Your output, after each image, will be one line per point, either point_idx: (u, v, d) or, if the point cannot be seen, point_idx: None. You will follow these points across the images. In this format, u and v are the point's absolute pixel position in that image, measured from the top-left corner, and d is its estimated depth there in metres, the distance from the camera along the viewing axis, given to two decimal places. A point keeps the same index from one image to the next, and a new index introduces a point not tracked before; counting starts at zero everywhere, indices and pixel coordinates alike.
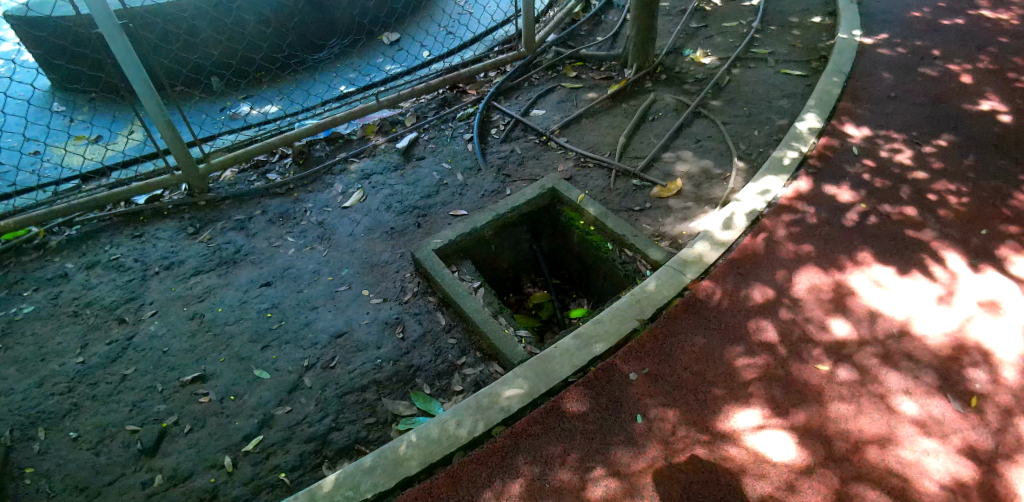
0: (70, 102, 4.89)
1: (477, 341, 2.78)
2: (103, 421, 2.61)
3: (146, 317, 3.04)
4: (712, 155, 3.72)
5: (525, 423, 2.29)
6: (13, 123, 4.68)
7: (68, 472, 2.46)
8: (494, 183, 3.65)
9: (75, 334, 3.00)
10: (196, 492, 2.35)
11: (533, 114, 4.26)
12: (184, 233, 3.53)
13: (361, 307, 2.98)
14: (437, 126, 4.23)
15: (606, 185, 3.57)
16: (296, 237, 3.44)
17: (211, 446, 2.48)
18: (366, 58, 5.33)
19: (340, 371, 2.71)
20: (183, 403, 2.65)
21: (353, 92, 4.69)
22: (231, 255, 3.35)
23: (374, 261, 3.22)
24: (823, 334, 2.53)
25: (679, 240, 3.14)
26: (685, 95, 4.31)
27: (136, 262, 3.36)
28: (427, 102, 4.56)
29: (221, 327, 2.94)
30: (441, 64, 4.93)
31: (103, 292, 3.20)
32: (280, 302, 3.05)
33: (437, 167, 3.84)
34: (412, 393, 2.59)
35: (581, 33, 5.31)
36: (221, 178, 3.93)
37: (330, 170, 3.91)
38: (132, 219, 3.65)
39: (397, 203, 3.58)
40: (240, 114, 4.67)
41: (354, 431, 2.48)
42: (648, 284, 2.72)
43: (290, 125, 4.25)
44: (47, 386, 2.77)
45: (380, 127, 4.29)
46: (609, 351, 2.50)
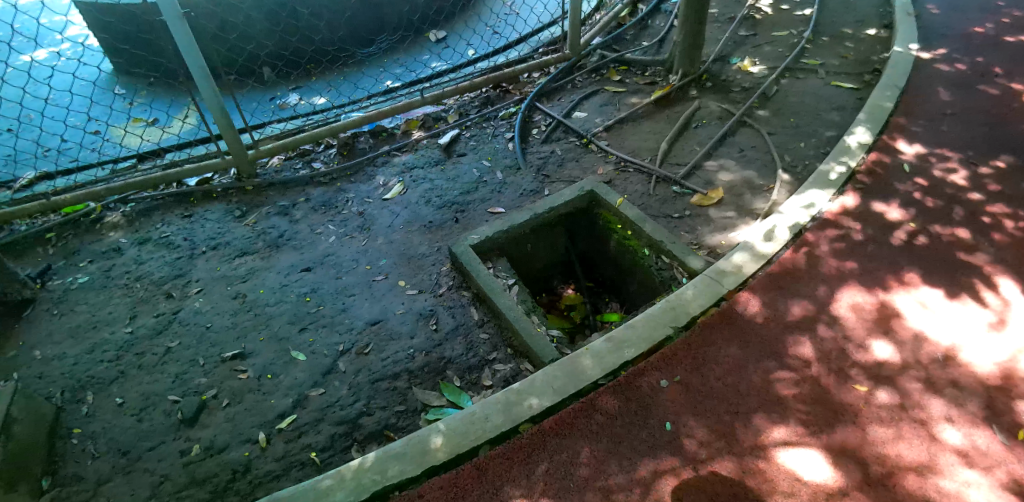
0: (132, 86, 5.13)
1: (508, 338, 2.79)
2: (147, 390, 2.73)
3: (192, 294, 3.16)
4: (755, 166, 3.65)
5: (552, 422, 2.29)
6: (78, 103, 4.93)
7: (112, 435, 2.58)
8: (533, 183, 3.66)
9: (124, 305, 3.14)
10: (230, 465, 2.42)
11: (575, 116, 4.26)
12: (232, 216, 3.65)
13: (396, 296, 3.03)
14: (480, 124, 4.27)
15: (646, 190, 3.54)
16: (337, 226, 3.52)
17: (247, 421, 2.57)
18: (411, 54, 5.40)
19: (373, 358, 2.76)
20: (222, 378, 2.75)
21: (398, 86, 4.77)
22: (274, 240, 3.45)
23: (411, 253, 3.27)
24: (862, 354, 2.46)
25: (717, 250, 3.10)
26: (730, 103, 4.24)
27: (185, 241, 3.49)
28: (470, 99, 4.60)
29: (261, 308, 3.04)
30: (486, 63, 4.97)
31: (153, 267, 3.34)
32: (318, 288, 3.13)
33: (477, 164, 3.87)
34: (441, 385, 2.62)
35: (626, 37, 5.28)
36: (269, 164, 4.06)
37: (373, 162, 3.99)
38: (183, 200, 3.80)
39: (437, 197, 3.63)
40: (290, 103, 4.81)
41: (384, 417, 2.53)
42: (684, 292, 2.69)
43: (336, 116, 4.35)
44: (97, 353, 2.91)
45: (423, 122, 4.35)
46: (640, 357, 2.48)
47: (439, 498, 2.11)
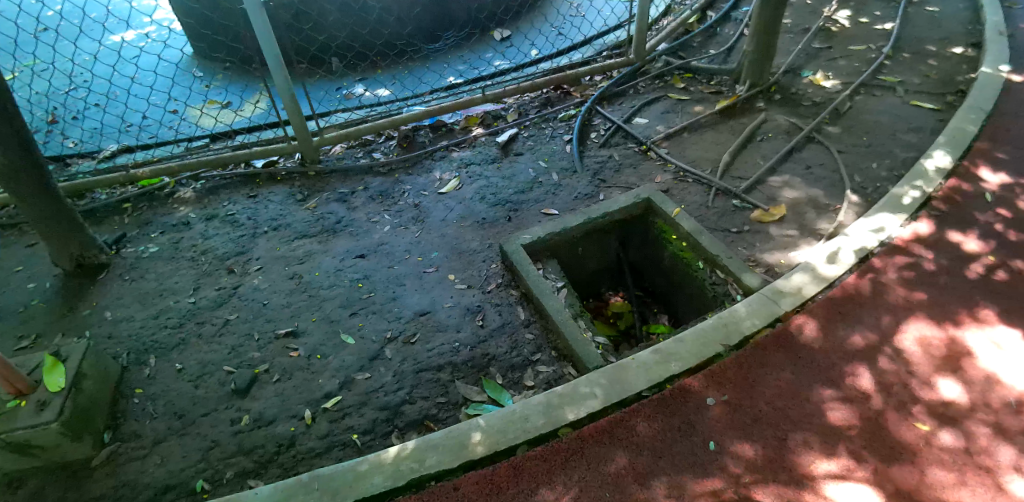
0: (210, 70, 5.39)
1: (553, 340, 2.78)
2: (204, 359, 2.86)
3: (252, 270, 3.30)
4: (822, 184, 3.51)
5: (593, 429, 2.27)
6: (161, 83, 5.23)
7: (170, 398, 2.72)
8: (589, 186, 3.63)
9: (189, 277, 3.31)
10: (276, 438, 2.51)
11: (635, 121, 4.20)
12: (294, 199, 3.78)
13: (445, 290, 3.07)
14: (539, 124, 4.27)
15: (704, 202, 3.45)
16: (392, 216, 3.59)
17: (295, 398, 2.65)
18: (476, 51, 5.45)
19: (418, 348, 2.80)
20: (275, 353, 2.85)
21: (460, 83, 4.83)
22: (332, 225, 3.55)
23: (463, 248, 3.30)
24: (926, 392, 2.32)
25: (775, 268, 2.99)
26: (799, 118, 4.09)
27: (249, 220, 3.64)
28: (530, 100, 4.61)
29: (316, 290, 3.13)
30: (549, 64, 4.96)
31: (217, 243, 3.50)
32: (371, 275, 3.20)
33: (533, 164, 3.87)
34: (483, 381, 2.63)
35: (693, 44, 5.16)
36: (331, 152, 4.19)
37: (431, 156, 4.05)
38: (250, 181, 3.97)
39: (491, 195, 3.65)
40: (355, 94, 4.95)
41: (425, 407, 2.56)
42: (738, 309, 2.61)
43: (399, 109, 4.44)
44: (162, 319, 3.08)
45: (482, 120, 4.38)
46: (687, 372, 2.42)
47: (474, 493, 2.12)
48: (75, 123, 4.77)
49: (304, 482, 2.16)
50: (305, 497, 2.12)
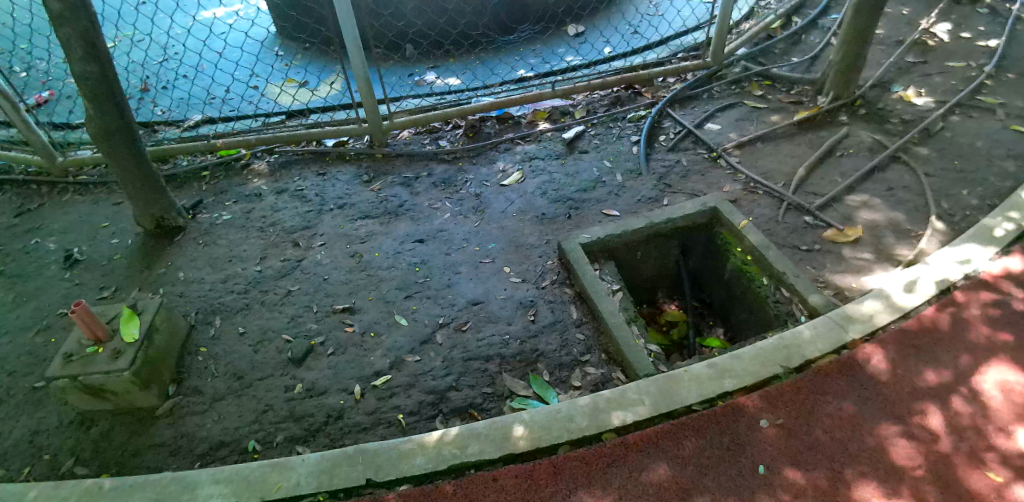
0: (291, 49, 5.60)
1: (604, 343, 2.74)
2: (266, 325, 2.99)
3: (316, 246, 3.41)
4: (905, 208, 3.29)
5: (638, 438, 2.22)
6: (245, 60, 5.47)
7: (231, 359, 2.85)
8: (653, 190, 3.55)
9: (257, 246, 3.45)
10: (325, 409, 2.59)
11: (707, 127, 4.07)
12: (360, 180, 3.88)
13: (500, 281, 3.08)
14: (606, 123, 4.20)
15: (774, 215, 3.31)
16: (454, 204, 3.63)
17: (346, 372, 2.73)
18: (548, 45, 5.41)
19: (469, 336, 2.83)
20: (331, 327, 2.94)
21: (531, 76, 4.81)
22: (394, 208, 3.63)
23: (520, 242, 3.30)
24: (1003, 440, 2.15)
25: (845, 292, 2.84)
26: (884, 135, 3.85)
27: (316, 197, 3.76)
28: (599, 98, 4.54)
29: (374, 270, 3.21)
30: (622, 63, 4.87)
31: (286, 216, 3.64)
32: (428, 260, 3.24)
33: (598, 163, 3.82)
34: (530, 376, 2.63)
35: (774, 50, 4.95)
36: (399, 136, 4.27)
37: (495, 147, 4.07)
38: (320, 158, 4.11)
39: (553, 191, 3.62)
40: (427, 81, 5.02)
41: (471, 396, 2.58)
42: (801, 331, 2.50)
43: (468, 98, 4.47)
44: (229, 283, 3.23)
45: (549, 115, 4.35)
46: (741, 390, 2.34)
47: (513, 486, 2.12)
48: (166, 92, 5.07)
49: (349, 455, 2.23)
50: (348, 469, 2.19)
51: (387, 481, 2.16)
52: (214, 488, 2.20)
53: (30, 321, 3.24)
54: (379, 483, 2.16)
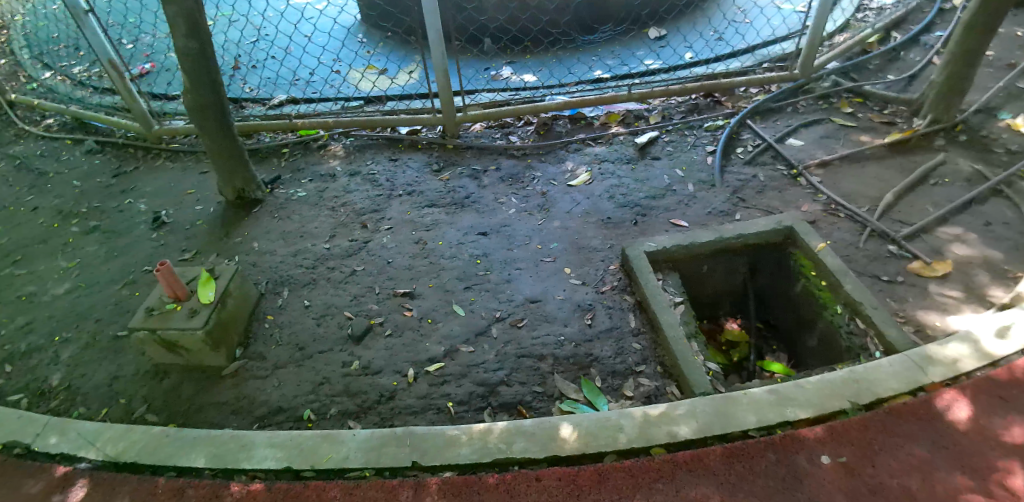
0: (374, 37, 5.76)
1: (661, 355, 2.68)
2: (330, 301, 3.10)
3: (382, 229, 3.50)
4: (1003, 246, 3.04)
5: (688, 456, 2.15)
6: (331, 44, 5.68)
7: (295, 330, 2.97)
8: (725, 203, 3.43)
9: (327, 224, 3.58)
10: (379, 389, 2.66)
11: (789, 142, 3.89)
12: (430, 169, 3.95)
13: (559, 282, 3.06)
14: (681, 131, 4.10)
15: (853, 241, 3.13)
16: (519, 200, 3.63)
17: (401, 355, 2.79)
18: (628, 46, 5.32)
19: (524, 333, 2.83)
20: (390, 309, 3.01)
21: (608, 78, 4.75)
22: (461, 199, 3.67)
23: (583, 244, 3.27)
24: None
25: (926, 331, 2.65)
26: (986, 165, 3.56)
27: (387, 182, 3.86)
28: (676, 104, 4.42)
29: (436, 258, 3.26)
30: (703, 69, 4.73)
31: (356, 197, 3.76)
32: (490, 253, 3.27)
33: (669, 171, 3.73)
34: (582, 380, 2.60)
35: (869, 66, 4.67)
36: (471, 128, 4.32)
37: (565, 146, 4.04)
38: (393, 145, 4.21)
39: (621, 195, 3.57)
40: (502, 76, 5.05)
41: (521, 392, 2.59)
42: (874, 367, 2.35)
43: (542, 96, 4.46)
44: (299, 257, 3.37)
45: (623, 118, 4.28)
46: (803, 421, 2.22)
47: (556, 488, 2.10)
48: (255, 71, 5.33)
49: (398, 436, 2.29)
50: (395, 450, 2.25)
51: (432, 466, 2.19)
52: (268, 451, 2.30)
53: (118, 275, 3.50)
54: (424, 467, 2.20)
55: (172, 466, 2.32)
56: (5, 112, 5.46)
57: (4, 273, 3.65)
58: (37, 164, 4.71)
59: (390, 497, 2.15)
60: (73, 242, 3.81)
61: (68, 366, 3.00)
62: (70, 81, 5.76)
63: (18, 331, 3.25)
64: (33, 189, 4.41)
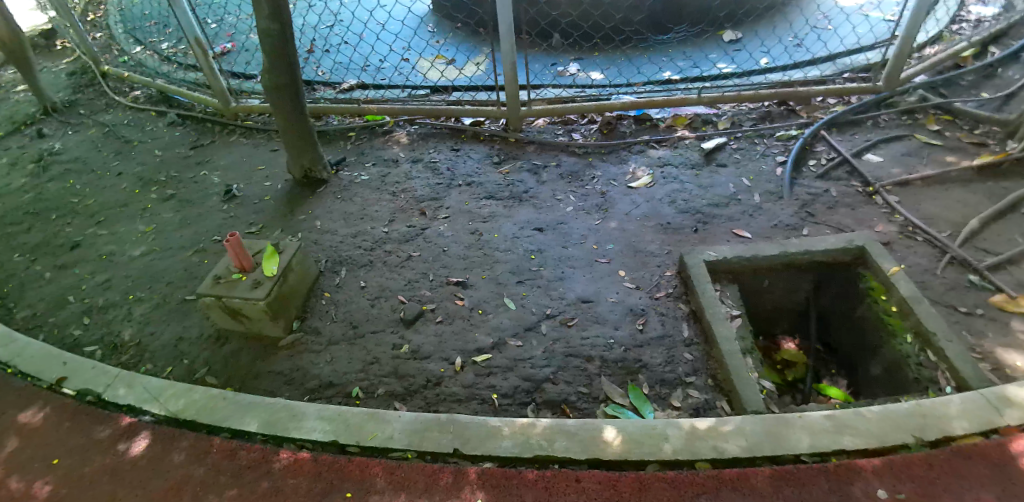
0: (445, 27, 5.83)
1: (713, 368, 2.61)
2: (385, 283, 3.17)
3: (440, 218, 3.55)
4: None
5: (734, 474, 2.09)
6: (404, 33, 5.79)
7: (350, 309, 3.06)
8: (792, 217, 3.30)
9: (387, 209, 3.66)
10: (426, 374, 2.71)
11: (866, 157, 3.70)
12: (490, 161, 3.98)
13: (613, 284, 3.02)
14: (751, 138, 3.96)
15: (930, 267, 2.95)
16: (578, 198, 3.61)
17: (450, 343, 2.83)
18: (701, 48, 5.17)
19: (573, 332, 2.81)
20: (443, 297, 3.06)
21: (677, 79, 4.64)
22: (519, 193, 3.68)
23: (640, 247, 3.21)
24: None
25: (1006, 370, 2.47)
26: None
27: (447, 171, 3.91)
28: (747, 110, 4.26)
29: (492, 250, 3.28)
30: (779, 76, 4.54)
31: (417, 185, 3.82)
32: (545, 249, 3.26)
33: (735, 179, 3.61)
34: (629, 386, 2.56)
35: (961, 82, 4.36)
36: (534, 123, 4.32)
37: (628, 147, 3.98)
38: (456, 135, 4.26)
39: (682, 201, 3.48)
40: (569, 72, 5.02)
41: (566, 392, 2.58)
42: (944, 403, 2.21)
43: (609, 94, 4.41)
44: (359, 239, 3.46)
45: (690, 122, 4.18)
46: (860, 452, 2.12)
47: (595, 491, 2.09)
48: (329, 55, 5.49)
49: (441, 423, 2.32)
50: (438, 435, 2.28)
51: (473, 455, 2.22)
52: (318, 423, 2.39)
53: (190, 242, 3.69)
54: (465, 455, 2.23)
55: (228, 427, 2.44)
56: (99, 82, 5.85)
57: (89, 232, 3.92)
58: (124, 132, 5.02)
59: (430, 481, 2.19)
60: (151, 207, 4.05)
61: (139, 323, 3.20)
62: (158, 56, 6.10)
63: (97, 287, 3.48)
64: (119, 156, 4.71)
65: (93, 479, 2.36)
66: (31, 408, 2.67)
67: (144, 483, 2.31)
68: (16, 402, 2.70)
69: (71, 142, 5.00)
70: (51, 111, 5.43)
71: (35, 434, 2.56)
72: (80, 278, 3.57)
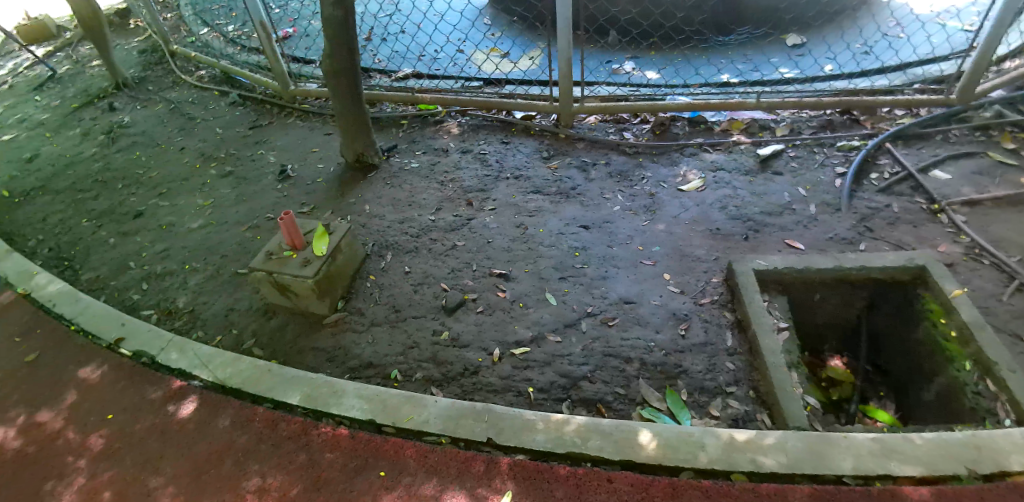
0: (503, 20, 5.85)
1: (755, 380, 2.55)
2: (429, 270, 3.22)
3: (486, 209, 3.57)
4: None
5: (771, 489, 2.05)
6: (462, 24, 5.85)
7: (393, 293, 3.13)
8: (850, 231, 3.19)
9: (435, 197, 3.71)
10: (464, 362, 2.74)
11: (933, 173, 3.51)
12: (539, 155, 3.98)
13: (657, 286, 2.99)
14: (810, 147, 3.83)
15: (996, 293, 2.79)
16: (625, 198, 3.57)
17: (489, 333, 2.85)
18: (763, 51, 5.03)
19: (614, 332, 2.80)
20: (485, 288, 3.09)
21: (736, 82, 4.53)
22: (567, 189, 3.67)
23: (687, 252, 3.16)
24: None
25: None
26: None
27: (496, 163, 3.94)
28: (807, 118, 4.12)
29: (536, 245, 3.29)
30: (845, 83, 4.36)
31: (465, 175, 3.86)
32: (589, 247, 3.25)
33: (791, 188, 3.51)
34: (667, 391, 2.53)
35: None
36: (585, 120, 4.29)
37: (681, 149, 3.92)
38: (506, 128, 4.28)
39: (734, 207, 3.41)
40: (624, 70, 4.96)
41: (603, 391, 2.57)
42: (1003, 435, 2.10)
43: (663, 95, 4.34)
44: (406, 225, 3.53)
45: (747, 126, 4.07)
46: (906, 478, 2.03)
47: (627, 493, 2.08)
48: (386, 43, 5.59)
49: (476, 411, 2.35)
50: (472, 423, 2.31)
51: (506, 446, 2.24)
52: (357, 401, 2.45)
53: (245, 217, 3.84)
54: (498, 445, 2.25)
55: (271, 398, 2.53)
56: (168, 61, 6.12)
57: (151, 203, 4.12)
58: (189, 109, 5.25)
59: (463, 467, 2.22)
60: (210, 183, 4.22)
61: (194, 292, 3.35)
62: (223, 38, 6.33)
63: (156, 255, 3.66)
64: (182, 131, 4.92)
65: (143, 436, 2.49)
66: (91, 365, 2.83)
67: (190, 444, 2.43)
68: (78, 358, 2.87)
69: (140, 116, 5.25)
70: (123, 86, 5.72)
71: (93, 389, 2.72)
72: (141, 246, 3.75)
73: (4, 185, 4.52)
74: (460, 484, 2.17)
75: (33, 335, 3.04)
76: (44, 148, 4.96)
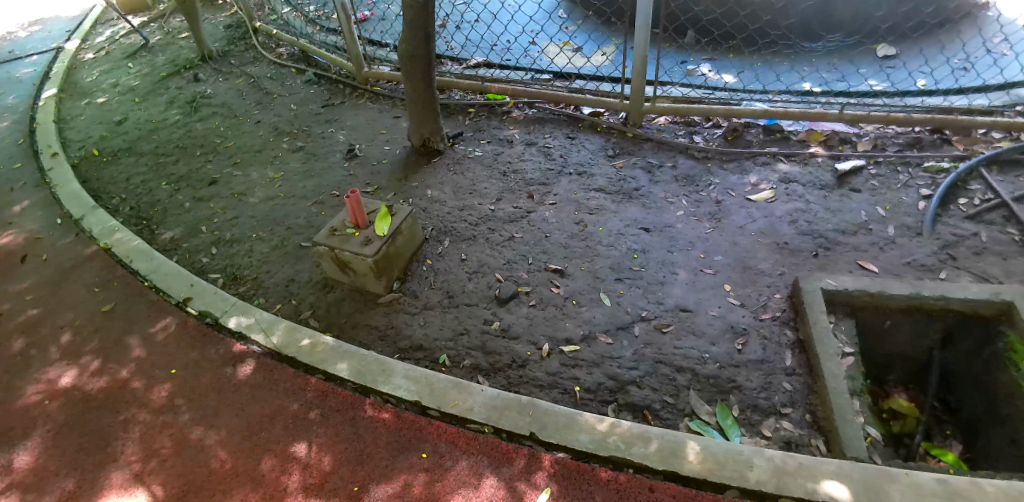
0: (580, 14, 5.80)
1: (813, 404, 2.45)
2: (485, 259, 3.25)
3: (546, 203, 3.56)
4: None
5: None
6: (539, 16, 5.86)
7: (448, 278, 3.17)
8: (930, 257, 2.99)
9: (496, 187, 3.73)
10: (513, 354, 2.75)
11: None
12: (604, 153, 3.94)
13: (716, 297, 2.91)
14: (893, 165, 3.61)
15: None
16: (690, 203, 3.48)
17: (539, 328, 2.85)
18: (851, 61, 4.77)
19: (667, 339, 2.74)
20: (539, 281, 3.09)
21: (818, 91, 4.33)
22: (630, 189, 3.62)
23: (751, 264, 3.06)
24: None
25: None
26: None
27: (560, 158, 3.92)
28: (893, 134, 3.89)
29: (594, 243, 3.26)
30: (940, 99, 4.07)
31: (528, 167, 3.86)
32: (649, 251, 3.19)
33: (869, 207, 3.33)
34: (718, 406, 2.47)
35: None
36: (654, 121, 4.21)
37: (752, 157, 3.78)
38: (573, 123, 4.25)
39: (805, 222, 3.26)
40: (699, 72, 4.84)
41: (650, 397, 2.52)
42: None
43: (739, 99, 4.20)
44: (465, 213, 3.56)
45: (826, 139, 3.88)
46: None
47: None
48: (460, 31, 5.65)
49: (521, 405, 2.36)
50: (516, 416, 2.32)
51: (548, 442, 2.24)
52: (405, 381, 2.50)
53: (312, 193, 3.98)
54: (540, 441, 2.26)
55: (323, 370, 2.62)
56: (250, 36, 6.39)
57: (226, 172, 4.33)
58: (267, 84, 5.46)
59: (503, 459, 2.25)
60: (281, 156, 4.40)
61: (258, 261, 3.50)
62: (304, 17, 6.54)
63: (227, 222, 3.85)
64: (259, 105, 5.13)
65: (203, 393, 2.63)
66: (161, 320, 3.02)
67: (244, 406, 2.55)
68: (150, 313, 3.07)
69: (221, 89, 5.51)
70: (208, 59, 6.01)
71: (161, 344, 2.89)
72: (213, 212, 3.95)
73: (95, 144, 4.84)
74: (500, 474, 2.21)
75: (111, 287, 3.26)
76: (133, 112, 5.29)
